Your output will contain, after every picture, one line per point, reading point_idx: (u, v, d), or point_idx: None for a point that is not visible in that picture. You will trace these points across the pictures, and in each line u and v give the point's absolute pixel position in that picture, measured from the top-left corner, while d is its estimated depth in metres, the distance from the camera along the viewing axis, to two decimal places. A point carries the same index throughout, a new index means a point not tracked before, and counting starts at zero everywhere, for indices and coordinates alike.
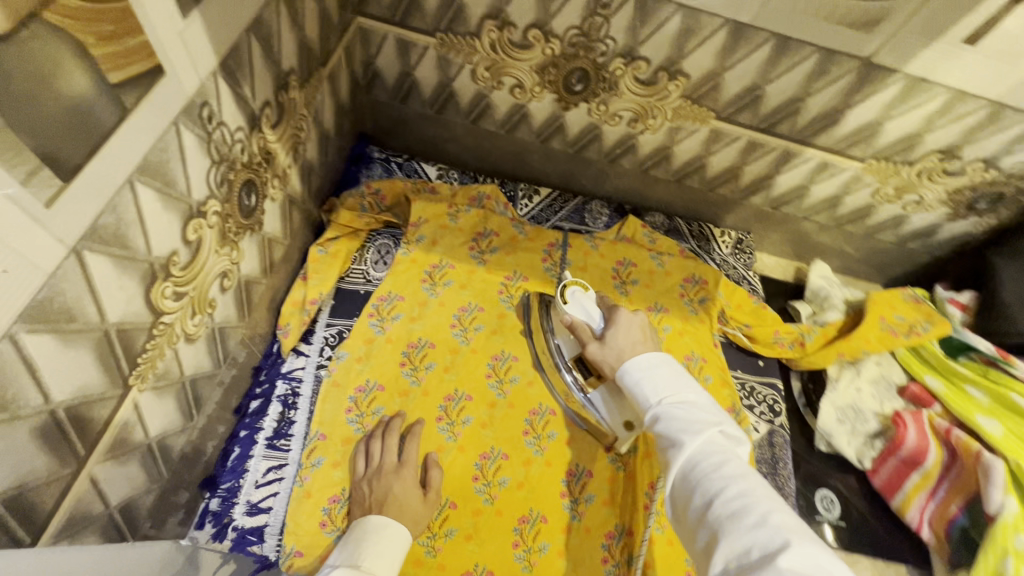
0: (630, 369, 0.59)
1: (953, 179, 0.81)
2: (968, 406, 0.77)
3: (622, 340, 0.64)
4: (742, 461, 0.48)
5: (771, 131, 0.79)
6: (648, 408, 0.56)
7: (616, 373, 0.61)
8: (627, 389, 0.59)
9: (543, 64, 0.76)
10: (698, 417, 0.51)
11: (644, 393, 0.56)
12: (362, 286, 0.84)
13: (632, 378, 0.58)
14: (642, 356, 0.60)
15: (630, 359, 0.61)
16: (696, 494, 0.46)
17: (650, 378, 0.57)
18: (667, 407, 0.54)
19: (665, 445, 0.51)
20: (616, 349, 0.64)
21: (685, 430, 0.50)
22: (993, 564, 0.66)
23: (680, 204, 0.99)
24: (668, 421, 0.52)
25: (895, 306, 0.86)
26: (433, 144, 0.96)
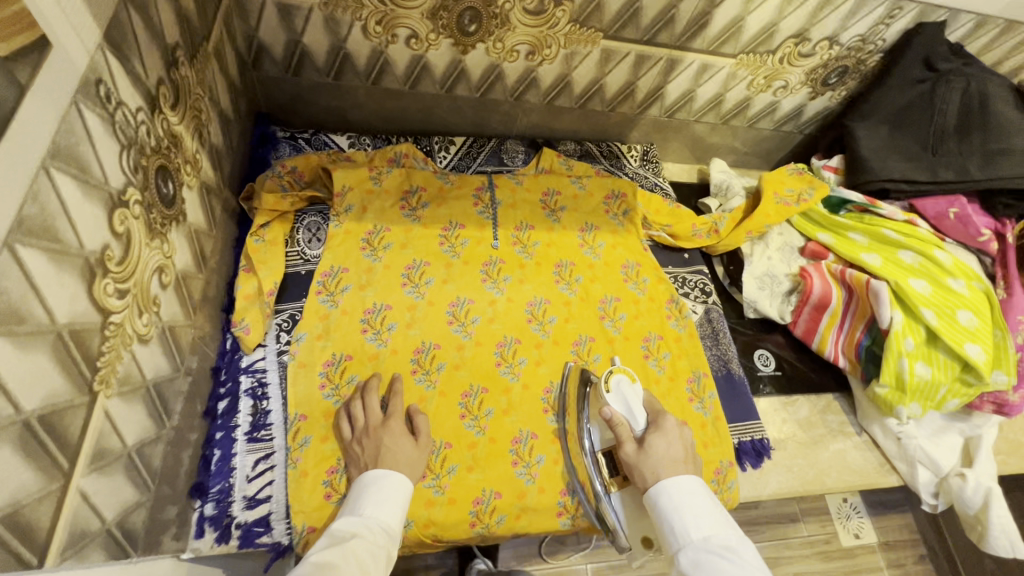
0: (667, 490, 0.64)
1: (808, 60, 0.93)
2: (852, 249, 0.91)
3: (661, 447, 0.69)
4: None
5: (654, 42, 0.86)
6: (689, 542, 0.60)
7: (652, 489, 0.66)
8: (664, 514, 0.64)
9: (432, 9, 0.76)
10: (750, 572, 0.56)
11: (686, 527, 0.61)
12: (302, 267, 0.83)
13: (671, 502, 0.64)
14: (678, 478, 0.66)
15: (667, 476, 0.66)
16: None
17: (685, 511, 0.63)
18: (705, 552, 0.59)
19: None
20: (654, 457, 0.68)
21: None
22: (893, 366, 0.83)
23: (587, 129, 1.05)
24: (713, 569, 0.57)
25: (784, 182, 0.99)
26: (337, 114, 0.93)
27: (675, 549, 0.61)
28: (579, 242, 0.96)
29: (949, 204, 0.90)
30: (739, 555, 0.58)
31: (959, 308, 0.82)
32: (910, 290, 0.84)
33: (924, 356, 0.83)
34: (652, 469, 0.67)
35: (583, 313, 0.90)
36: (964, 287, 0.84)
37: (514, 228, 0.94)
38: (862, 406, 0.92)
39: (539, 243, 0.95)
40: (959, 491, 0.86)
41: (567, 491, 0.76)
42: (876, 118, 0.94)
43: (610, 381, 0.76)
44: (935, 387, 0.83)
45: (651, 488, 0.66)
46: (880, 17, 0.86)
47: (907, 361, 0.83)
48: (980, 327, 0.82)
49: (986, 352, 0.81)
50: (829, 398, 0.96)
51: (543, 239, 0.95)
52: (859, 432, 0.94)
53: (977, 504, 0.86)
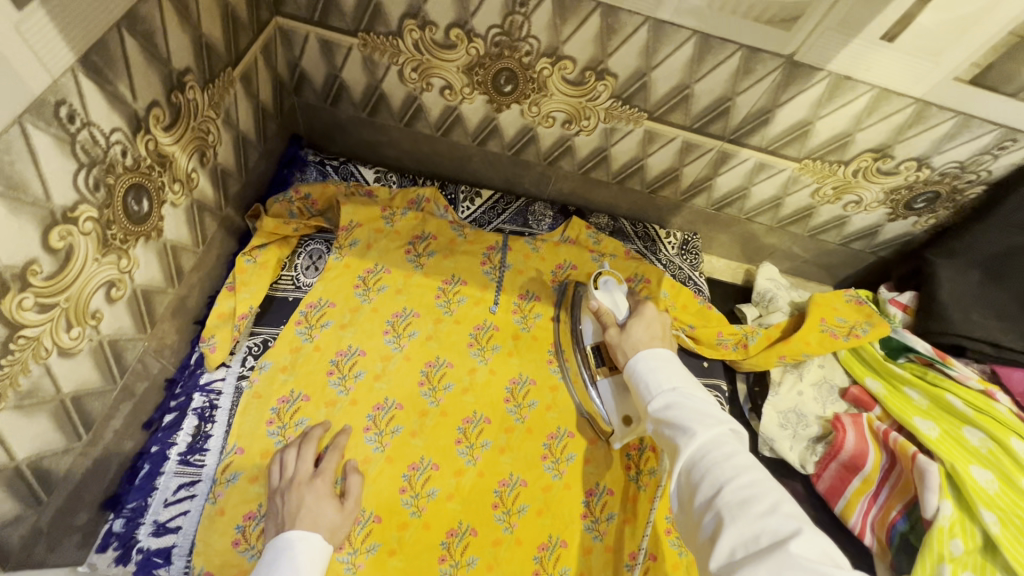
0: (645, 357, 0.62)
1: (889, 178, 0.80)
2: (904, 407, 0.76)
3: (641, 332, 0.68)
4: (743, 450, 0.50)
5: (704, 132, 0.78)
6: (658, 393, 0.58)
7: (628, 363, 0.64)
8: (639, 377, 0.61)
9: (469, 64, 0.74)
10: (710, 413, 0.54)
11: (658, 381, 0.59)
12: (291, 294, 0.82)
13: (646, 366, 0.61)
14: (652, 351, 0.63)
15: (643, 351, 0.64)
16: (702, 498, 0.48)
17: (661, 369, 0.60)
18: (675, 398, 0.57)
19: (676, 430, 0.54)
20: (633, 337, 0.68)
21: (699, 419, 0.53)
22: (930, 570, 0.65)
23: (624, 206, 0.97)
24: (680, 411, 0.55)
25: (836, 308, 0.85)
26: (371, 147, 0.93)
27: (647, 404, 0.59)
28: None
29: None
30: (701, 398, 0.56)
31: None
32: (969, 480, 0.67)
33: (974, 569, 0.65)
34: (631, 346, 0.67)
35: (568, 404, 0.81)
36: None
37: (517, 296, 0.88)
38: None
39: (540, 317, 0.88)
40: None
41: None
42: (966, 260, 0.78)
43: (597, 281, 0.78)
44: None
45: (627, 363, 0.64)
46: (986, 145, 0.72)
47: (949, 568, 0.65)
48: None
49: None
50: None
51: (546, 313, 0.88)
52: None
53: None
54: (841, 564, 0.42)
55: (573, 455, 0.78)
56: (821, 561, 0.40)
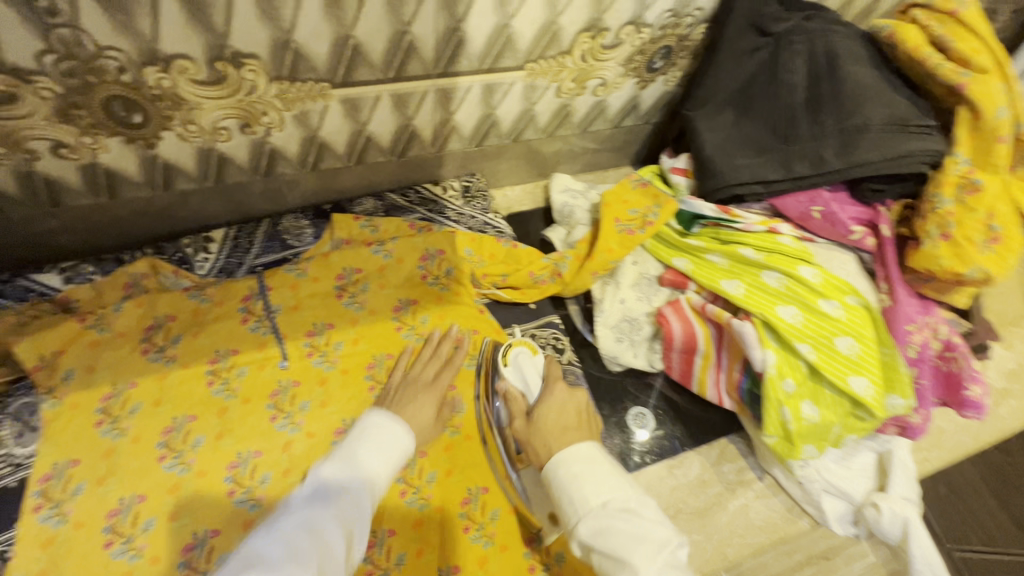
0: (566, 463, 0.55)
1: (617, 51, 0.73)
2: (712, 275, 0.75)
3: (551, 422, 0.62)
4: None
5: (404, 77, 0.65)
6: (587, 511, 0.51)
7: (549, 465, 0.56)
8: (561, 488, 0.54)
9: (58, 110, 0.54)
10: (647, 535, 0.49)
11: (586, 498, 0.51)
12: (9, 479, 0.62)
13: (571, 476, 0.53)
14: (576, 450, 0.55)
15: (565, 448, 0.57)
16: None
17: (583, 478, 0.53)
18: (606, 519, 0.50)
19: (614, 565, 0.48)
20: (540, 430, 0.62)
21: (634, 549, 0.47)
22: (776, 416, 0.70)
23: (385, 180, 0.84)
24: (613, 539, 0.49)
25: (625, 199, 0.81)
26: (34, 245, 0.70)
27: (574, 523, 0.51)
28: (396, 326, 0.78)
29: (810, 201, 0.73)
30: (637, 512, 0.50)
31: (837, 335, 0.68)
32: (778, 323, 0.69)
33: (809, 395, 0.70)
34: (540, 440, 0.61)
35: None
36: (840, 308, 0.68)
37: (306, 336, 0.74)
38: (760, 449, 0.79)
39: (343, 343, 0.75)
40: (875, 522, 0.76)
41: None
42: (717, 103, 0.77)
43: (507, 357, 0.75)
44: (828, 428, 0.69)
45: (548, 461, 0.57)
46: None
47: (789, 408, 0.69)
48: (864, 354, 0.67)
49: (874, 383, 0.67)
50: (723, 442, 0.82)
51: (348, 336, 0.76)
52: (762, 475, 0.81)
53: (897, 534, 0.75)
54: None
55: (434, 474, 0.72)
56: None
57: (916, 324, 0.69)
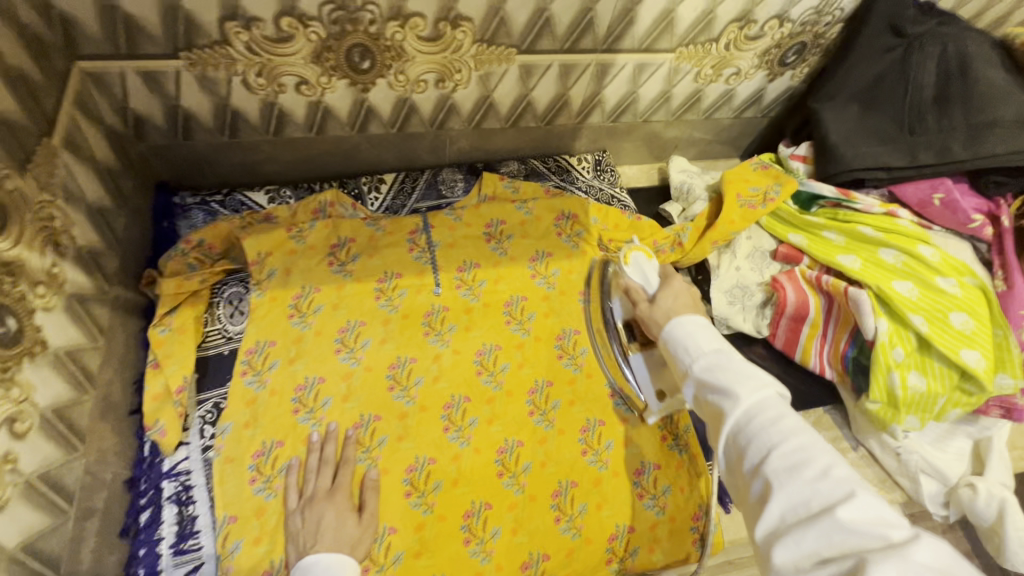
0: (682, 322, 0.56)
1: (758, 42, 0.82)
2: (828, 250, 0.82)
3: (671, 300, 0.62)
4: (790, 409, 0.44)
5: (576, 49, 0.76)
6: (700, 355, 0.52)
7: (664, 330, 0.57)
8: (675, 342, 0.55)
9: (315, 51, 0.68)
10: (754, 373, 0.47)
11: (698, 344, 0.52)
12: (224, 346, 0.76)
13: (684, 332, 0.54)
14: (690, 317, 0.56)
15: (681, 317, 0.57)
16: (746, 450, 0.44)
17: (694, 336, 0.53)
18: (717, 362, 0.50)
19: (720, 395, 0.47)
20: (663, 309, 0.61)
21: (742, 384, 0.46)
22: (884, 381, 0.75)
23: (527, 145, 0.95)
24: (721, 376, 0.48)
25: (747, 178, 0.89)
26: (250, 168, 0.86)
27: (687, 366, 0.52)
28: (531, 273, 0.88)
29: (932, 188, 0.79)
30: (745, 359, 0.49)
31: (951, 310, 0.73)
32: (894, 294, 0.74)
33: (918, 366, 0.74)
34: (664, 315, 0.60)
35: (538, 356, 0.83)
36: (955, 286, 0.74)
37: (457, 269, 0.86)
38: (858, 422, 0.84)
39: (485, 282, 0.86)
40: (970, 502, 0.80)
41: (529, 565, 0.70)
42: (844, 97, 0.82)
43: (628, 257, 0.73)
44: (933, 399, 0.74)
45: (664, 328, 0.57)
46: None
47: (898, 375, 0.74)
48: (976, 329, 0.72)
49: (986, 358, 0.71)
50: (819, 412, 0.87)
51: (490, 275, 0.87)
52: (856, 447, 0.86)
53: (991, 515, 0.78)
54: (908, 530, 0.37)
55: (558, 401, 0.80)
56: (868, 525, 0.36)
57: None
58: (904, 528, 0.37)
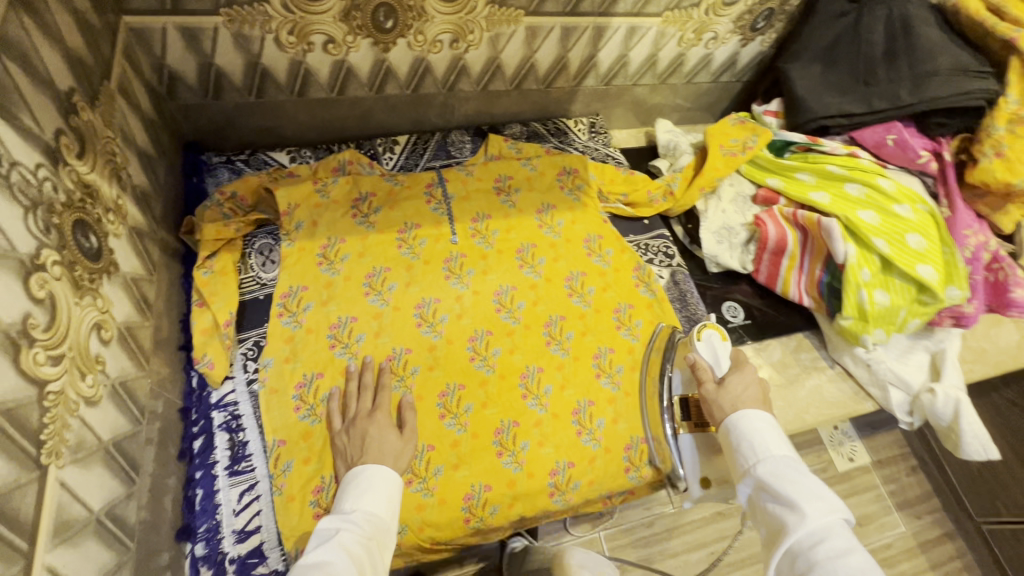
0: (747, 416, 0.65)
1: (733, 9, 0.93)
2: (801, 190, 0.93)
3: (738, 389, 0.70)
4: (855, 544, 0.52)
5: (576, 12, 0.85)
6: (767, 456, 0.61)
7: (727, 418, 0.67)
8: (740, 437, 0.64)
9: (345, 9, 0.74)
10: (821, 496, 0.56)
11: (769, 449, 0.62)
12: (259, 292, 0.81)
13: (752, 428, 0.64)
14: (757, 412, 0.65)
15: (746, 410, 0.67)
16: (808, 575, 0.51)
17: (762, 438, 0.63)
18: (783, 467, 0.60)
19: (784, 509, 0.56)
20: (730, 395, 0.70)
21: (809, 501, 0.55)
22: (854, 298, 0.86)
23: (528, 109, 1.03)
24: (787, 484, 0.57)
25: (727, 133, 1.00)
26: (271, 130, 0.90)
27: (751, 465, 0.62)
28: (538, 223, 0.95)
29: (887, 130, 0.90)
30: (811, 475, 0.59)
31: (907, 233, 0.84)
32: (859, 222, 0.85)
33: (882, 284, 0.86)
34: (729, 403, 0.69)
35: (551, 295, 0.90)
36: (910, 211, 0.85)
37: (471, 220, 0.93)
38: (833, 340, 0.95)
39: (498, 231, 0.93)
40: (930, 405, 0.91)
41: (557, 473, 0.77)
42: (807, 60, 0.94)
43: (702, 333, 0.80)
44: (896, 311, 0.86)
45: (728, 416, 0.67)
46: None
47: (866, 291, 0.85)
48: (928, 248, 0.84)
49: (937, 271, 0.83)
50: (800, 336, 0.98)
51: (501, 226, 0.94)
52: (832, 365, 0.97)
53: (948, 415, 0.90)
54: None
55: (571, 333, 0.88)
56: None
57: (972, 230, 0.86)
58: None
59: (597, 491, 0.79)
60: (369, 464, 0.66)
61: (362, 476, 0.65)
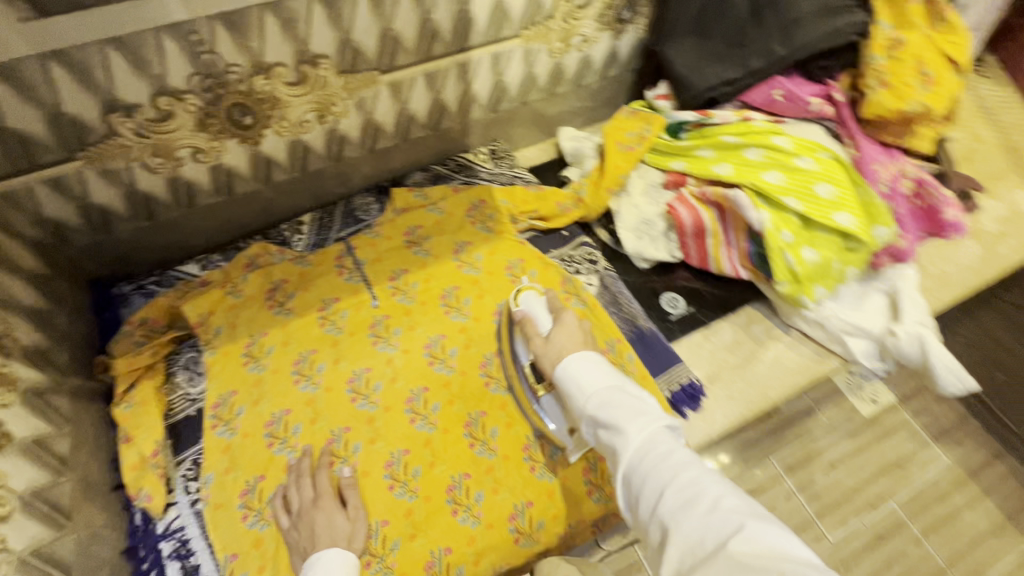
0: (569, 364, 0.68)
1: (590, 9, 0.93)
2: (705, 167, 0.91)
3: (563, 339, 0.72)
4: (677, 447, 0.58)
5: (432, 57, 0.85)
6: (593, 397, 0.64)
7: (557, 367, 0.69)
8: (569, 382, 0.67)
9: (198, 120, 0.75)
10: (646, 414, 0.61)
11: (592, 384, 0.65)
12: (191, 409, 0.80)
13: (574, 371, 0.67)
14: (583, 354, 0.69)
15: (570, 354, 0.70)
16: (642, 491, 0.56)
17: (581, 380, 0.66)
18: (608, 396, 0.63)
19: (615, 439, 0.60)
20: (558, 346, 0.72)
21: (631, 422, 0.60)
22: (782, 263, 0.83)
23: (425, 153, 1.04)
24: (613, 411, 0.62)
25: (623, 127, 0.99)
26: (175, 245, 0.91)
27: (584, 406, 0.65)
28: (457, 264, 0.94)
29: (771, 87, 0.89)
30: (632, 395, 0.63)
31: (815, 184, 0.82)
32: (765, 185, 0.83)
33: (806, 241, 0.82)
34: (557, 352, 0.71)
35: (481, 334, 0.89)
36: (813, 162, 0.84)
37: (388, 280, 0.92)
38: (781, 307, 0.92)
39: (418, 283, 0.92)
40: (897, 348, 0.86)
41: (516, 515, 0.76)
42: (680, 34, 0.91)
43: (518, 298, 0.81)
44: (827, 265, 0.82)
45: (556, 368, 0.70)
46: None
47: (791, 253, 0.82)
48: (841, 194, 0.82)
49: (855, 216, 0.81)
50: (748, 310, 0.95)
51: (421, 277, 0.93)
52: (789, 331, 0.93)
53: (916, 353, 0.85)
54: (783, 550, 0.49)
55: (509, 368, 0.86)
56: (759, 552, 0.48)
57: (881, 163, 0.86)
58: (784, 551, 0.48)
59: (564, 524, 0.77)
60: (327, 549, 0.68)
61: (315, 566, 0.66)
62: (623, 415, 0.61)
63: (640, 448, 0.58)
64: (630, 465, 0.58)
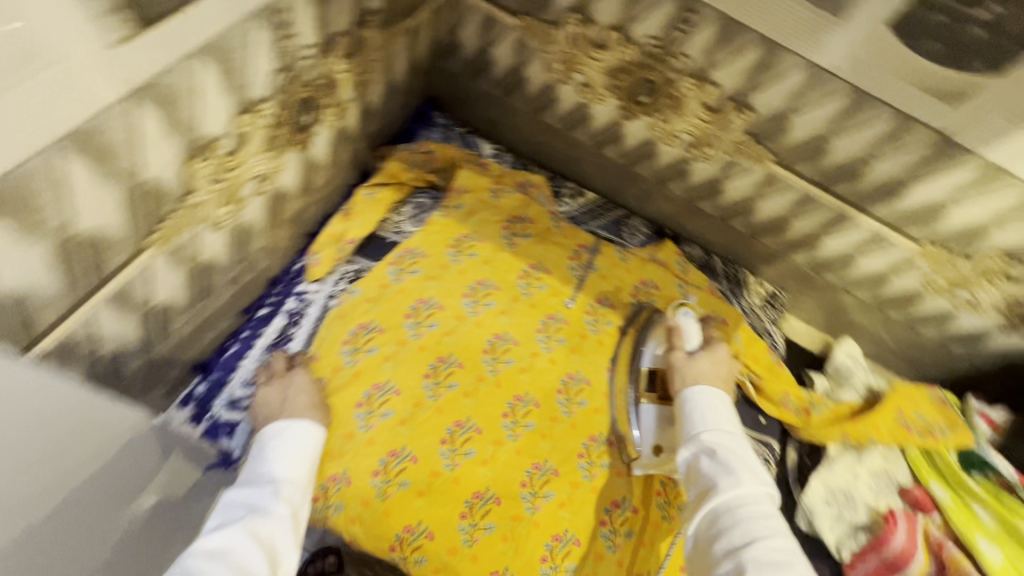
0: (702, 393, 0.63)
1: (1015, 285, 0.76)
2: (970, 526, 0.76)
3: (706, 365, 0.68)
4: (779, 519, 0.51)
5: (829, 189, 0.78)
6: (711, 433, 0.58)
7: (687, 390, 0.65)
8: (691, 409, 0.62)
9: (614, 68, 0.79)
10: (757, 471, 0.54)
11: (717, 422, 0.59)
12: (391, 236, 0.86)
13: (703, 404, 0.62)
14: (715, 392, 0.64)
15: (700, 387, 0.65)
16: (730, 531, 0.50)
17: (707, 412, 0.61)
18: (727, 440, 0.57)
19: (719, 473, 0.54)
20: (695, 368, 0.68)
21: (746, 472, 0.54)
22: None
23: (719, 242, 0.96)
24: (728, 454, 0.56)
25: (918, 403, 0.82)
26: (495, 126, 0.98)
27: (696, 433, 0.59)
28: None
29: None
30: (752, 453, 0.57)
31: None
32: None
33: None
34: (692, 374, 0.67)
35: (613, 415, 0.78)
36: None
37: (594, 299, 0.86)
38: None
39: (610, 325, 0.85)
40: None
41: None
42: None
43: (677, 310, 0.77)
44: None
45: (684, 390, 0.65)
46: None
47: None
48: None
49: None
50: None
51: (617, 322, 0.85)
52: None
53: None
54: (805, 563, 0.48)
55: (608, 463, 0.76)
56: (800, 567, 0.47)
57: None
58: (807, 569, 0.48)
59: None
60: (295, 418, 0.61)
61: (281, 433, 0.59)
62: (739, 461, 0.55)
63: (741, 493, 0.52)
64: (723, 503, 0.52)
